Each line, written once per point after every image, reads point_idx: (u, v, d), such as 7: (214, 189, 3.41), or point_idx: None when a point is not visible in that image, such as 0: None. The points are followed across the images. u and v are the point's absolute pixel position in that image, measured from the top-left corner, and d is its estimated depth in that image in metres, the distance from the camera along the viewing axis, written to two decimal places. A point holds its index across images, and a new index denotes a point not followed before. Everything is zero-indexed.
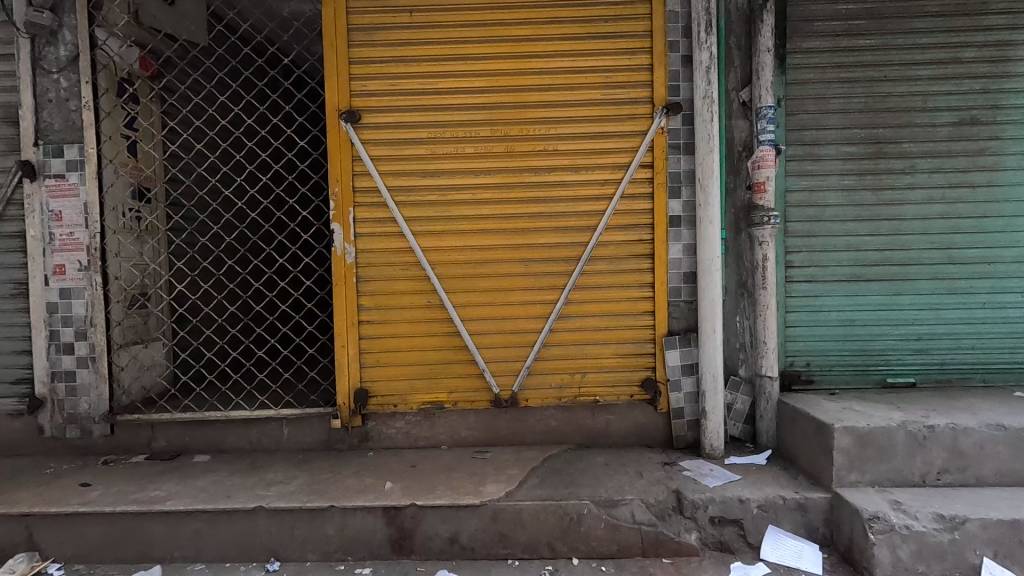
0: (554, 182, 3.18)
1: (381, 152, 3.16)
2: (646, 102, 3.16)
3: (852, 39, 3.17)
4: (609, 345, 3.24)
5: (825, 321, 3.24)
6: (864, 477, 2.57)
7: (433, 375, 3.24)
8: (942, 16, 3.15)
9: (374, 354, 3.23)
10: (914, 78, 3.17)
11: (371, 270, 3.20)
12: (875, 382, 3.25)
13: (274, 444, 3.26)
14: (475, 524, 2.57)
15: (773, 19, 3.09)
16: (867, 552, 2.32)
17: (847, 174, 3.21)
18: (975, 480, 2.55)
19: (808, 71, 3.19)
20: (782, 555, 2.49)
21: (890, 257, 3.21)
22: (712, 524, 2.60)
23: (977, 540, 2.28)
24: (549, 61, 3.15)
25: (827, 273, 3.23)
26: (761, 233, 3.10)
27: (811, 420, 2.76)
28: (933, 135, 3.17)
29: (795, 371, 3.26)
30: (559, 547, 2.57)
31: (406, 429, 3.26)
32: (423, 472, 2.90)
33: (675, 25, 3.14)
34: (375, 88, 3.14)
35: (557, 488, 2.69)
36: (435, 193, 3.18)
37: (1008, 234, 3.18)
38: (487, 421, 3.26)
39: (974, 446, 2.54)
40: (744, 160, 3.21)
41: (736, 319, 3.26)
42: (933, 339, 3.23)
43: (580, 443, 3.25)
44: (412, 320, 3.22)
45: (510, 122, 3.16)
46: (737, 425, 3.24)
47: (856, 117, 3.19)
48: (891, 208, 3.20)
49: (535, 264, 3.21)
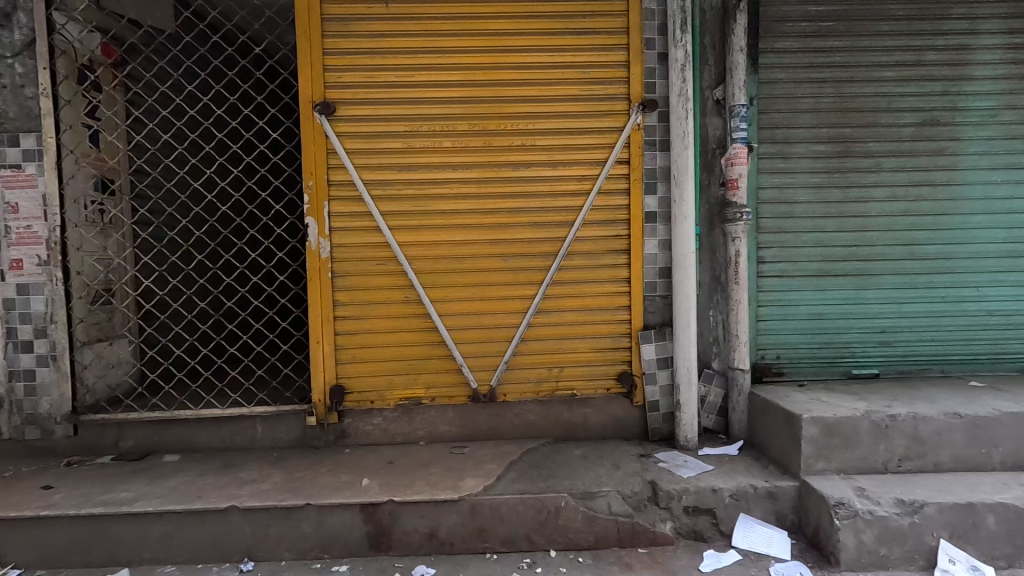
0: (532, 177, 3.19)
1: (357, 145, 3.11)
2: (622, 98, 3.19)
3: (821, 40, 3.25)
4: (586, 340, 3.27)
5: (794, 315, 3.34)
6: (830, 465, 2.66)
7: (411, 371, 3.22)
8: (906, 20, 3.26)
9: (350, 350, 3.19)
10: (879, 80, 3.27)
11: (346, 265, 3.15)
12: (841, 373, 3.36)
13: (247, 443, 3.20)
14: (453, 519, 2.57)
15: (746, 19, 3.15)
16: (833, 537, 2.40)
17: (816, 172, 3.29)
18: (933, 466, 2.66)
19: (779, 71, 3.26)
20: (753, 542, 2.57)
21: (856, 252, 3.32)
22: (686, 513, 2.66)
23: (935, 523, 2.39)
24: (527, 56, 3.14)
25: (795, 267, 3.32)
26: (734, 230, 3.17)
27: (781, 412, 2.85)
28: (897, 134, 3.29)
29: (766, 364, 3.35)
30: (537, 539, 2.59)
31: (383, 425, 3.24)
32: (401, 468, 2.88)
33: (651, 22, 3.18)
34: (350, 81, 3.09)
35: (536, 482, 2.71)
36: (413, 187, 3.15)
37: (966, 230, 3.32)
38: (466, 416, 3.25)
39: (933, 434, 2.66)
40: (718, 157, 3.28)
41: (710, 314, 3.33)
42: (896, 331, 3.36)
43: (558, 437, 3.28)
44: (389, 316, 3.20)
45: (488, 117, 3.15)
46: (710, 416, 3.31)
47: (825, 117, 3.28)
48: (857, 205, 3.31)
49: (514, 259, 3.21)
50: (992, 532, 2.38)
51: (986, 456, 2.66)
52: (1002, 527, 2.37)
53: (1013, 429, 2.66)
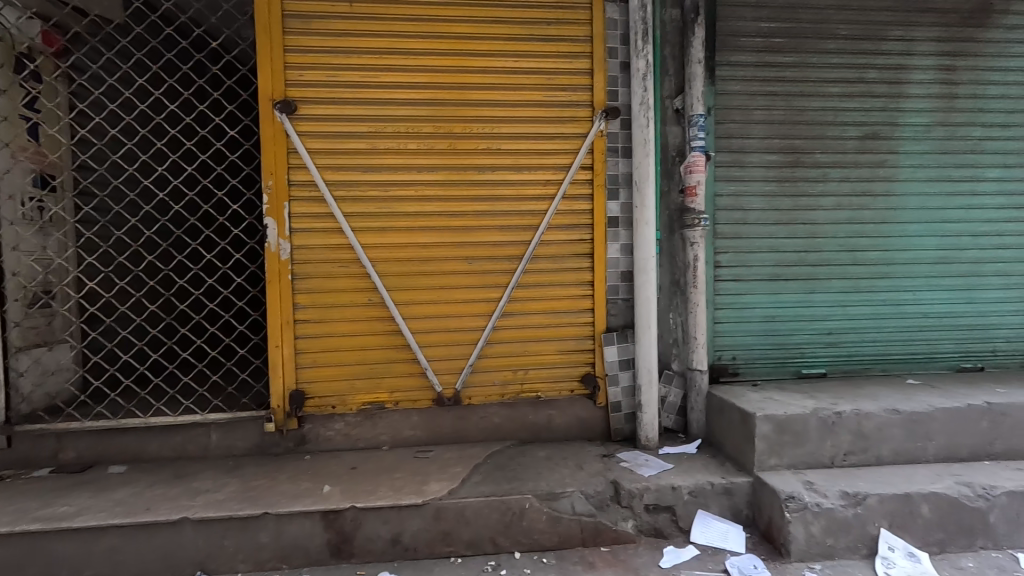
0: (498, 180, 3.21)
1: (320, 145, 3.06)
2: (586, 105, 3.26)
3: (773, 55, 3.41)
4: (550, 343, 3.31)
5: (749, 317, 3.48)
6: (781, 461, 2.79)
7: (374, 375, 3.18)
8: (850, 39, 3.46)
9: (311, 354, 3.12)
10: (826, 95, 3.46)
11: (307, 267, 3.09)
12: (792, 373, 3.52)
13: (201, 451, 3.08)
14: (417, 524, 2.55)
15: (703, 33, 3.27)
16: (784, 529, 2.51)
17: (769, 181, 3.45)
18: (875, 459, 2.83)
19: (735, 83, 3.40)
20: (711, 537, 2.65)
21: (806, 258, 3.49)
22: (647, 512, 2.72)
23: (876, 514, 2.53)
24: (492, 61, 3.16)
25: (750, 272, 3.46)
26: (692, 235, 3.28)
27: (736, 410, 2.96)
28: (842, 147, 3.48)
29: (723, 364, 3.47)
30: (502, 541, 2.60)
31: (345, 431, 3.18)
32: (363, 474, 2.83)
33: (614, 32, 3.27)
34: (312, 79, 3.03)
35: (500, 484, 2.72)
36: (377, 189, 3.12)
37: (903, 238, 3.54)
38: (430, 420, 3.23)
39: (875, 429, 2.82)
40: (678, 165, 3.39)
41: (669, 316, 3.43)
42: (842, 333, 3.54)
43: (522, 439, 3.30)
44: (351, 319, 3.14)
45: (453, 119, 3.15)
46: (670, 416, 3.40)
47: (777, 128, 3.44)
48: (807, 213, 3.48)
49: (479, 262, 3.22)
50: (926, 520, 2.55)
51: (921, 449, 2.85)
52: (935, 514, 2.55)
53: (945, 424, 2.85)
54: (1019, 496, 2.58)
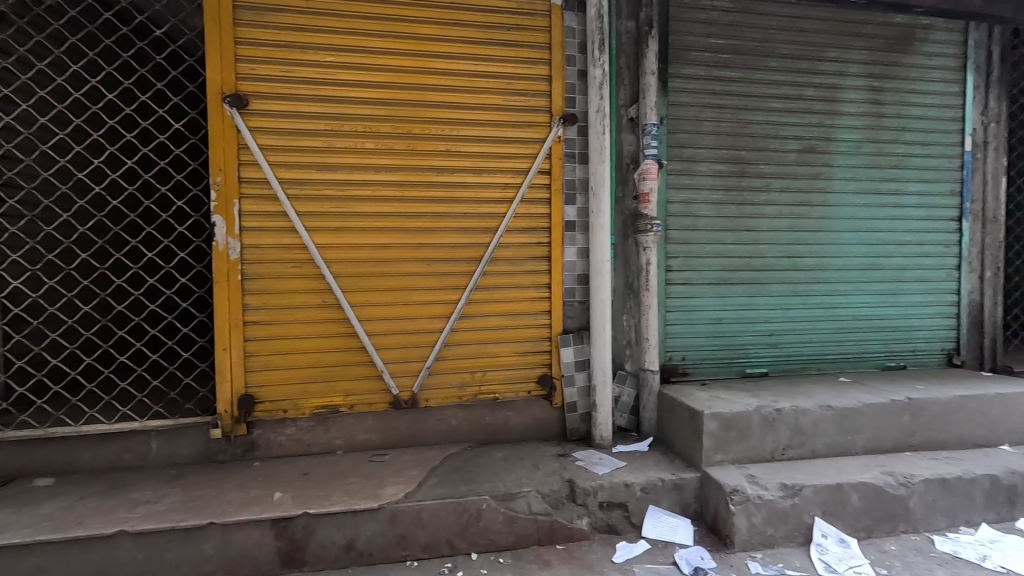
0: (456, 182, 3.21)
1: (272, 142, 2.97)
2: (544, 111, 3.32)
3: (721, 70, 3.58)
4: (508, 344, 3.34)
5: (698, 319, 3.63)
6: (727, 456, 2.92)
7: (328, 378, 3.11)
8: (791, 58, 3.68)
9: (262, 358, 3.02)
10: (769, 109, 3.66)
11: (258, 267, 2.99)
12: (737, 373, 3.70)
13: (138, 461, 2.92)
14: (372, 528, 2.51)
15: (657, 45, 3.39)
16: (728, 521, 2.64)
17: (716, 190, 3.62)
18: (811, 452, 3.02)
19: (685, 95, 3.54)
20: (661, 531, 2.76)
21: (750, 263, 3.68)
22: (601, 509, 2.79)
23: (811, 503, 2.71)
24: (451, 63, 3.17)
25: (699, 276, 3.62)
26: (645, 240, 3.39)
27: (686, 409, 3.08)
28: (783, 159, 3.70)
29: (673, 365, 3.61)
30: (459, 543, 2.60)
31: (297, 436, 3.09)
32: (316, 479, 2.77)
33: (572, 40, 3.34)
34: (265, 73, 2.94)
35: (457, 486, 2.73)
36: (332, 188, 3.06)
37: (837, 246, 3.80)
38: (386, 423, 3.19)
39: (810, 425, 3.01)
40: (632, 172, 3.51)
41: (623, 318, 3.53)
42: (782, 334, 3.76)
43: (479, 441, 3.31)
44: (305, 321, 3.07)
45: (411, 120, 3.13)
46: (624, 416, 3.50)
47: (724, 139, 3.61)
48: (751, 220, 3.67)
49: (437, 264, 3.21)
50: (855, 508, 2.75)
51: (851, 442, 3.06)
52: (863, 502, 2.75)
53: (872, 418, 3.08)
54: (935, 483, 2.82)
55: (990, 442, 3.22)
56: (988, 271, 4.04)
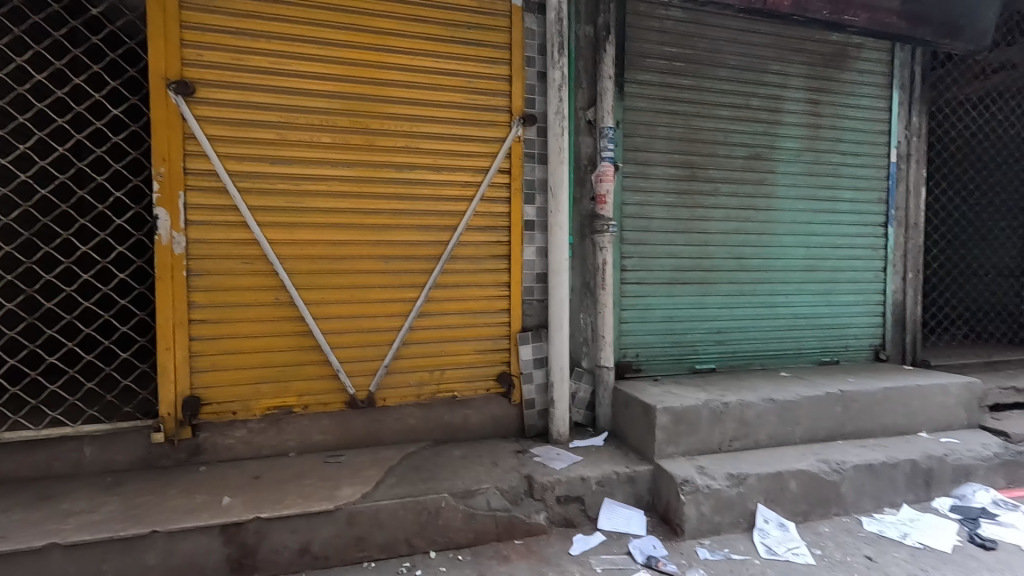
0: (415, 180, 3.18)
1: (222, 132, 2.85)
2: (504, 110, 3.34)
3: (674, 77, 3.72)
4: (467, 343, 3.35)
5: (651, 317, 3.77)
6: (678, 448, 3.05)
7: (281, 378, 3.02)
8: (738, 69, 3.86)
9: (208, 358, 2.89)
10: (718, 117, 3.84)
11: (205, 262, 2.86)
12: (687, 369, 3.86)
13: (70, 469, 2.73)
14: (328, 531, 2.46)
15: (614, 51, 3.48)
16: (679, 510, 2.76)
17: (670, 193, 3.76)
18: (754, 443, 3.19)
19: (640, 100, 3.66)
20: (616, 523, 2.84)
21: (699, 263, 3.85)
22: (558, 503, 2.85)
23: (754, 491, 2.87)
24: (411, 58, 3.13)
25: (652, 275, 3.75)
26: (601, 240, 3.48)
27: (640, 403, 3.19)
28: (731, 165, 3.88)
29: (627, 362, 3.72)
30: (418, 542, 2.59)
31: (247, 438, 2.97)
32: (268, 483, 2.68)
33: (532, 42, 3.39)
34: (213, 60, 2.81)
35: (416, 485, 2.71)
36: (286, 182, 2.96)
37: (779, 248, 4.03)
38: (342, 423, 3.13)
39: (754, 417, 3.18)
40: (589, 173, 3.59)
41: (580, 316, 3.61)
42: (729, 331, 3.95)
43: (438, 439, 3.29)
44: (255, 319, 2.96)
45: (370, 115, 3.08)
46: (580, 411, 3.59)
47: (676, 144, 3.76)
48: (701, 223, 3.83)
49: (395, 262, 3.17)
50: (794, 493, 2.93)
51: (790, 433, 3.26)
52: (800, 489, 2.94)
53: (809, 410, 3.29)
54: (863, 469, 3.05)
55: (911, 430, 3.51)
56: (910, 273, 4.40)
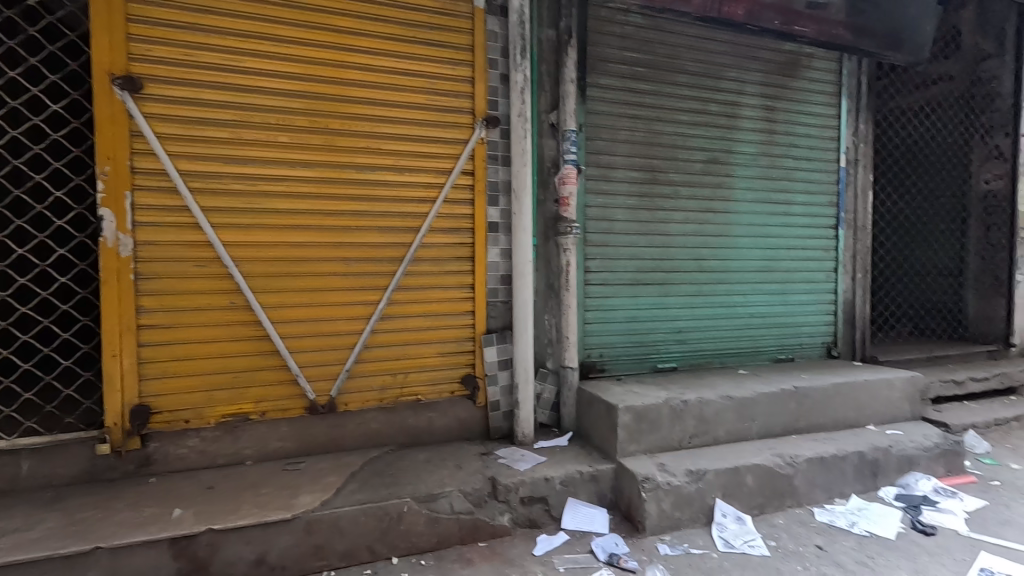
0: (377, 181, 3.14)
1: (172, 130, 2.74)
2: (467, 112, 3.33)
3: (635, 82, 3.79)
4: (431, 345, 3.33)
5: (614, 318, 3.82)
6: (640, 446, 3.10)
7: (237, 385, 2.93)
8: (696, 75, 3.97)
9: (159, 365, 2.78)
10: (678, 121, 3.93)
11: (155, 265, 2.75)
12: (649, 368, 3.93)
13: (6, 484, 2.58)
14: (285, 540, 2.40)
15: (576, 55, 3.52)
16: (641, 507, 2.81)
17: (631, 196, 3.83)
18: (713, 439, 3.28)
19: (602, 104, 3.71)
20: (579, 522, 2.87)
21: (661, 265, 3.93)
22: (522, 504, 2.85)
23: (712, 486, 2.94)
24: (372, 58, 3.09)
25: (614, 276, 3.80)
26: (565, 242, 3.51)
27: (603, 403, 3.23)
28: (690, 168, 3.98)
29: (591, 362, 3.76)
30: (379, 548, 2.55)
31: (201, 448, 2.87)
32: (222, 493, 2.59)
33: (494, 44, 3.39)
34: (163, 56, 2.71)
35: (378, 490, 2.67)
36: (241, 182, 2.88)
37: (736, 249, 4.15)
38: (302, 430, 3.05)
39: (713, 414, 3.27)
40: (552, 175, 3.62)
41: (545, 318, 3.64)
42: (690, 331, 4.04)
43: (402, 443, 3.26)
44: (209, 324, 2.86)
45: (330, 114, 3.03)
46: (545, 412, 3.61)
47: (637, 148, 3.83)
48: (662, 225, 3.91)
49: (356, 264, 3.12)
50: (750, 488, 3.02)
51: (747, 429, 3.36)
52: (756, 483, 3.04)
53: (765, 406, 3.40)
54: (815, 462, 3.18)
55: (859, 423, 3.67)
56: (859, 273, 4.61)
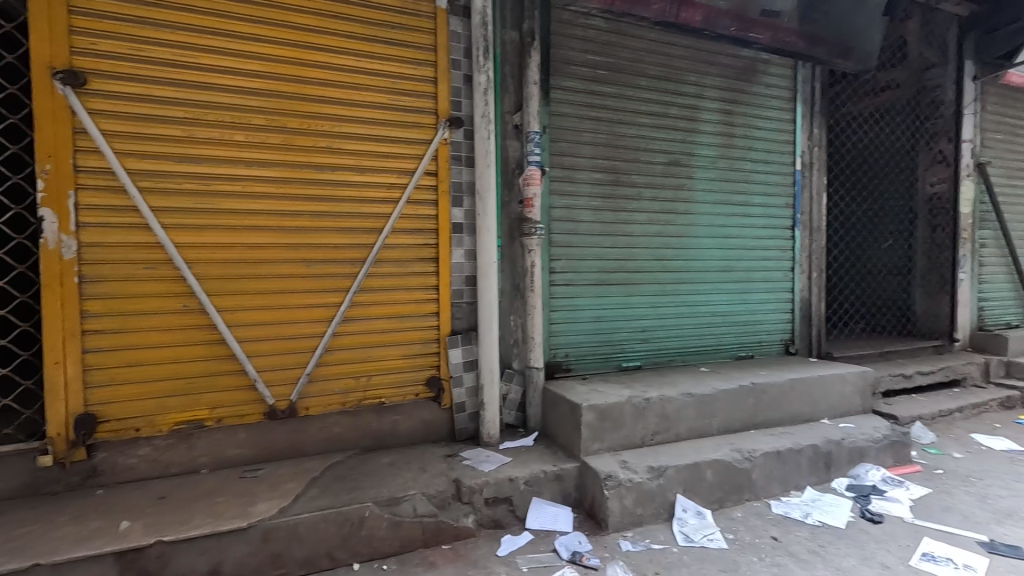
0: (338, 181, 3.10)
1: (119, 127, 2.64)
2: (430, 112, 3.31)
3: (598, 85, 3.84)
4: (395, 347, 3.29)
5: (579, 318, 3.86)
6: (603, 445, 3.14)
7: (191, 391, 2.83)
8: (658, 79, 4.05)
9: (106, 372, 2.66)
10: (640, 124, 3.99)
11: (102, 268, 2.64)
12: (614, 367, 3.98)
13: None
14: (241, 549, 2.34)
15: (539, 57, 3.54)
16: (603, 505, 2.85)
17: (595, 197, 3.87)
18: (675, 436, 3.35)
19: (566, 106, 3.75)
20: (544, 521, 2.89)
21: (624, 265, 3.99)
22: (486, 505, 2.85)
23: (673, 482, 3.01)
24: (331, 56, 3.04)
25: (579, 277, 3.84)
26: (530, 242, 3.53)
27: (567, 402, 3.25)
28: (652, 170, 4.05)
29: (557, 362, 3.79)
30: (340, 554, 2.52)
31: (152, 457, 2.77)
32: (174, 503, 2.50)
33: (457, 45, 3.38)
34: (108, 50, 2.60)
35: (339, 495, 2.63)
36: (195, 181, 2.79)
37: (698, 249, 4.25)
38: (261, 436, 2.98)
39: (674, 412, 3.34)
40: (517, 177, 3.63)
41: (511, 318, 3.64)
42: (653, 330, 4.11)
43: (365, 447, 3.22)
44: (161, 328, 2.76)
45: (288, 113, 2.96)
46: (511, 412, 3.62)
47: (601, 150, 3.88)
48: (625, 226, 3.98)
49: (317, 265, 3.07)
50: (709, 483, 3.10)
51: (708, 425, 3.44)
52: (716, 477, 3.11)
53: (724, 402, 3.50)
54: (772, 456, 3.28)
55: (814, 417, 3.81)
56: (814, 272, 4.78)
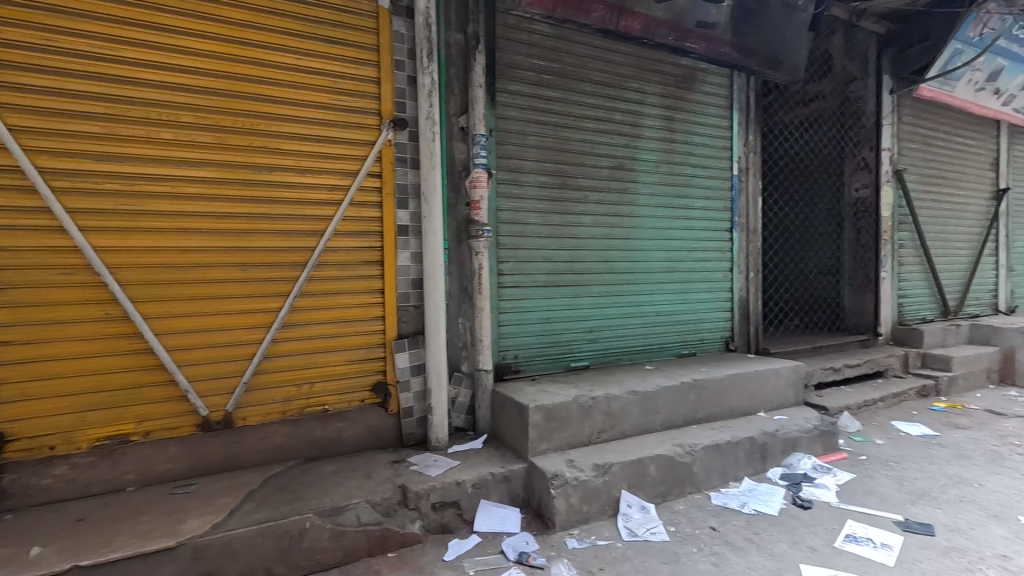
0: (276, 182, 3.00)
1: (28, 123, 2.45)
2: (373, 113, 3.26)
3: (543, 89, 3.89)
4: (339, 353, 3.21)
5: (528, 319, 3.89)
6: (550, 444, 3.18)
7: (114, 404, 2.67)
8: (601, 85, 4.15)
9: (15, 386, 2.47)
10: (585, 128, 4.08)
11: (9, 274, 2.44)
12: (563, 367, 4.04)
13: None
14: (168, 570, 2.21)
15: (484, 60, 3.54)
16: (550, 504, 2.88)
17: (542, 200, 3.92)
18: (620, 433, 3.43)
19: (512, 109, 3.77)
20: (491, 523, 2.89)
21: (571, 266, 4.05)
22: (433, 510, 2.82)
23: (618, 478, 3.08)
24: (267, 54, 2.94)
25: (527, 279, 3.87)
26: (476, 245, 3.52)
27: (514, 404, 3.27)
28: (597, 174, 4.14)
29: (506, 363, 3.80)
30: (279, 569, 2.43)
31: (70, 476, 2.58)
32: (94, 524, 2.35)
33: (401, 45, 3.35)
34: (16, 40, 2.42)
35: (277, 508, 2.54)
36: (117, 182, 2.63)
37: (643, 251, 4.38)
38: (194, 449, 2.83)
39: (620, 409, 3.42)
40: (463, 179, 3.62)
41: (459, 321, 3.63)
42: (601, 329, 4.20)
43: (308, 456, 3.12)
44: (80, 338, 2.58)
45: (220, 110, 2.84)
46: (460, 416, 3.60)
47: (547, 153, 3.93)
48: (572, 228, 4.04)
49: (254, 269, 2.96)
50: (653, 477, 3.19)
51: (652, 421, 3.54)
52: (659, 472, 3.21)
53: (667, 399, 3.61)
54: (711, 449, 3.41)
55: (751, 411, 3.99)
56: (751, 272, 5.02)
